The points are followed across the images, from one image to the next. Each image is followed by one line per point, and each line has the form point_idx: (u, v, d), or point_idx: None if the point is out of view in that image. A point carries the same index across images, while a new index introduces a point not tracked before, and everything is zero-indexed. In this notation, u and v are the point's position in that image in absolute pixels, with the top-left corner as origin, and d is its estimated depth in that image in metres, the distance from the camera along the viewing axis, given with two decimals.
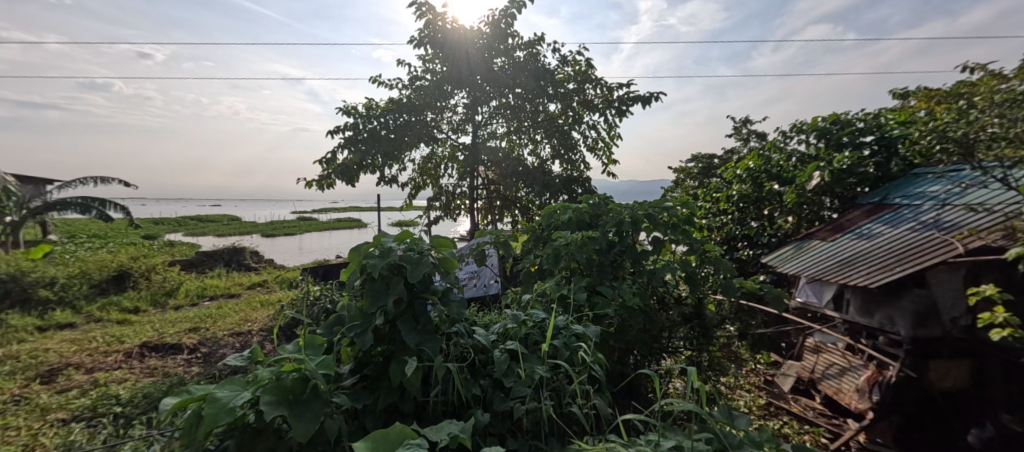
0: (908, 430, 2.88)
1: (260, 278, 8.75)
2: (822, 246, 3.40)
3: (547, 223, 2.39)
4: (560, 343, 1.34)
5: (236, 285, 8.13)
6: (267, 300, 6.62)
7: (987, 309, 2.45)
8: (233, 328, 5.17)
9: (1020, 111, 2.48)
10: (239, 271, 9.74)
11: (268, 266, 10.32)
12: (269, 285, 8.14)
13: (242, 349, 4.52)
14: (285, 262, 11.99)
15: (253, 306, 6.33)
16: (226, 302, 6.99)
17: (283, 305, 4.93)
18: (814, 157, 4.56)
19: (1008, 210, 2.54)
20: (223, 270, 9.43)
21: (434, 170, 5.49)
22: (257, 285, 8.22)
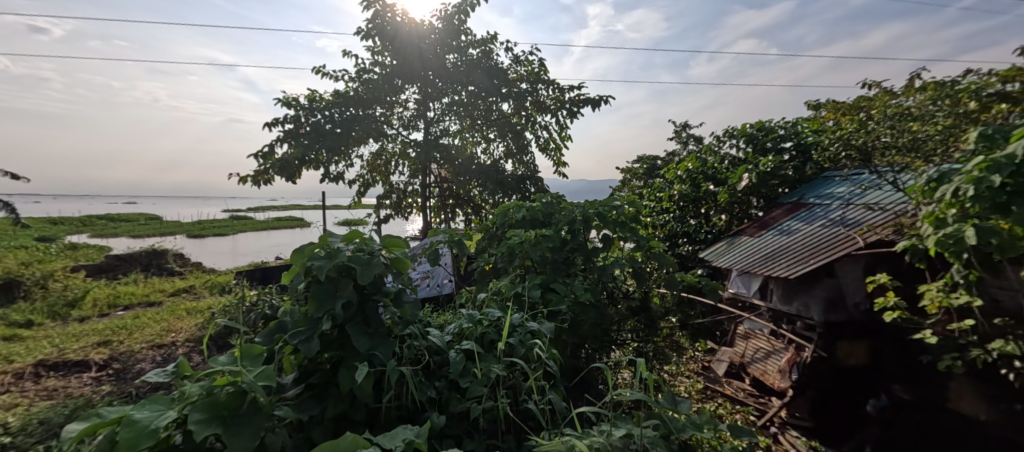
0: (821, 406, 3.30)
1: (185, 283, 8.07)
2: (749, 241, 3.68)
3: (501, 221, 2.39)
4: (516, 341, 1.34)
5: (157, 292, 7.44)
6: (194, 308, 6.10)
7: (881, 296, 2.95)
8: (153, 340, 4.71)
9: (906, 125, 2.97)
10: (160, 277, 8.90)
11: (196, 270, 9.56)
12: (196, 291, 7.53)
13: (164, 364, 4.14)
14: (216, 264, 11.15)
15: (177, 315, 5.81)
16: (144, 311, 6.36)
17: (214, 314, 4.59)
18: (744, 161, 4.92)
19: (897, 208, 2.90)
20: (140, 275, 8.58)
21: (384, 168, 5.31)
22: (181, 292, 7.58)
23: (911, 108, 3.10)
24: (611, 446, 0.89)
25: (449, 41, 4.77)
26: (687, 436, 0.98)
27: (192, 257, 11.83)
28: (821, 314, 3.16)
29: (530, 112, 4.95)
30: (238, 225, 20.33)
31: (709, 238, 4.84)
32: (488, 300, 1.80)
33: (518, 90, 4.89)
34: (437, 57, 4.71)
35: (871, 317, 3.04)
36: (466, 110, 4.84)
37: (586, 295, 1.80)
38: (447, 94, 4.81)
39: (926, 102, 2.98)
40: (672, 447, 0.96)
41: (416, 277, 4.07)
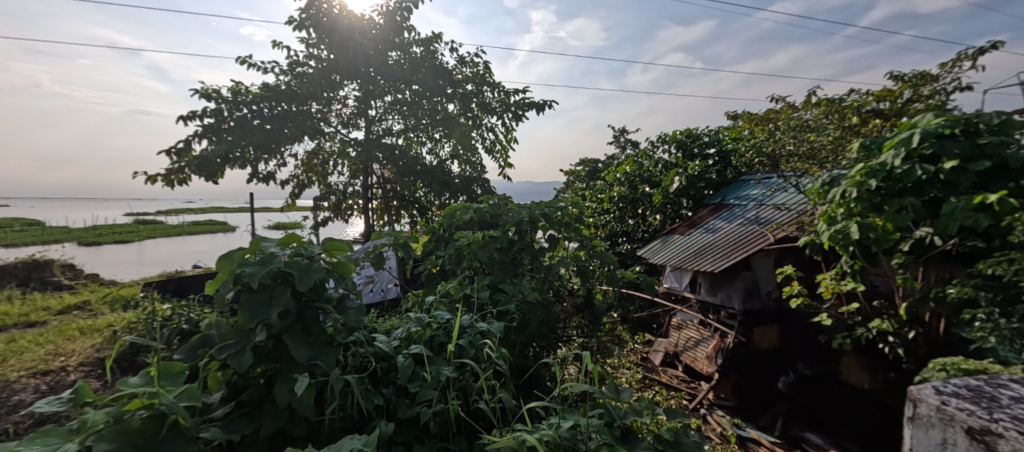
0: (741, 385, 4.03)
1: (78, 299, 7.05)
2: (681, 240, 4.18)
3: (448, 223, 2.36)
4: (467, 341, 1.32)
5: (40, 310, 6.42)
6: (90, 327, 5.33)
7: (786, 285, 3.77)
8: (35, 365, 4.03)
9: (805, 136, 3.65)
10: (44, 292, 7.69)
11: (90, 283, 8.40)
12: (92, 308, 6.59)
13: (49, 391, 3.56)
14: (116, 276, 9.87)
15: (68, 335, 5.04)
16: (22, 332, 5.45)
17: (114, 330, 4.03)
18: (674, 165, 5.23)
19: (799, 209, 3.54)
20: (17, 291, 7.37)
21: (320, 168, 5.04)
22: (71, 309, 6.62)
23: (809, 121, 3.74)
24: (559, 440, 0.90)
25: (391, 38, 4.63)
26: (629, 423, 1.02)
27: (86, 268, 10.39)
28: (742, 303, 3.92)
29: (476, 113, 4.90)
30: (146, 231, 18.24)
31: (646, 237, 5.17)
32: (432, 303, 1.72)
33: (462, 90, 4.85)
34: (379, 53, 4.56)
35: (779, 304, 3.87)
36: (410, 110, 4.73)
37: (533, 293, 1.82)
38: (389, 92, 4.67)
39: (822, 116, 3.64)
40: (615, 434, 1.00)
41: (360, 282, 3.99)
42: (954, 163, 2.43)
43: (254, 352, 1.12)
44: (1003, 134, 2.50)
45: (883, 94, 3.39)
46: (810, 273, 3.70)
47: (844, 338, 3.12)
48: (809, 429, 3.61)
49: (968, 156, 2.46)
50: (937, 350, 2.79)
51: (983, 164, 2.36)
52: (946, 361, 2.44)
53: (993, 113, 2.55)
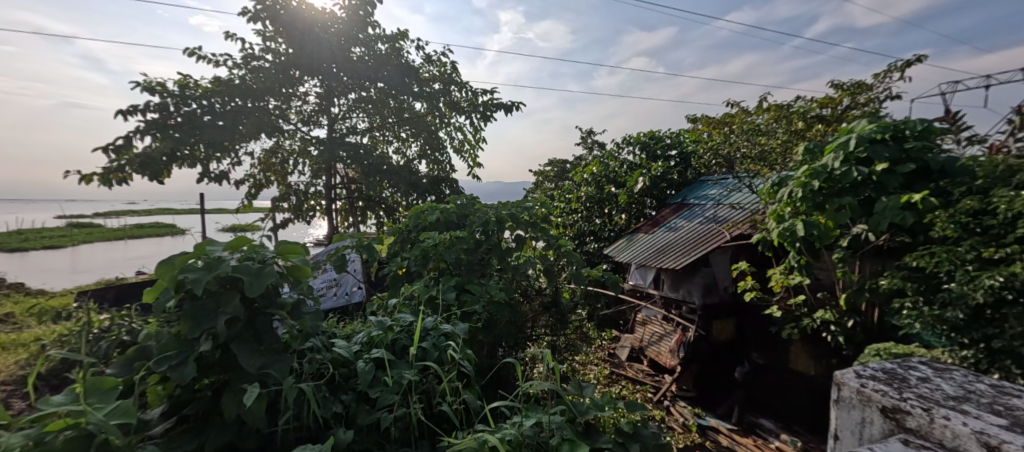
0: (700, 376, 4.33)
1: (3, 311, 6.40)
2: (645, 238, 4.44)
3: (415, 224, 2.32)
4: (430, 344, 1.30)
5: None
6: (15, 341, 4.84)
7: (740, 280, 4.12)
8: None
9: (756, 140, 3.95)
10: None
11: (17, 293, 7.64)
12: (18, 319, 5.98)
13: None
14: (49, 284, 9.03)
15: None
16: None
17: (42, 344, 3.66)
18: (639, 166, 5.37)
19: (752, 208, 3.86)
20: None
21: (278, 167, 4.82)
22: None
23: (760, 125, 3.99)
24: (522, 439, 0.90)
25: (354, 33, 4.50)
26: (590, 419, 1.03)
27: (13, 276, 9.45)
28: (701, 298, 4.21)
29: (444, 112, 4.83)
30: (82, 233, 16.79)
31: (613, 236, 5.40)
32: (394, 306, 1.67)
33: (428, 88, 4.76)
34: (341, 49, 4.42)
35: (735, 298, 4.22)
36: (375, 108, 4.65)
37: (500, 294, 1.82)
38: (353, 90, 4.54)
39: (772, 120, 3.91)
40: (576, 430, 1.01)
41: (322, 286, 3.90)
42: (885, 165, 2.64)
43: (199, 363, 1.06)
44: (928, 139, 2.74)
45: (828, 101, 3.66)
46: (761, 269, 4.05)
47: (793, 328, 3.36)
48: (760, 415, 3.96)
49: (897, 159, 2.69)
50: (872, 336, 3.04)
51: (909, 167, 2.58)
52: (880, 347, 2.69)
53: (918, 120, 2.80)
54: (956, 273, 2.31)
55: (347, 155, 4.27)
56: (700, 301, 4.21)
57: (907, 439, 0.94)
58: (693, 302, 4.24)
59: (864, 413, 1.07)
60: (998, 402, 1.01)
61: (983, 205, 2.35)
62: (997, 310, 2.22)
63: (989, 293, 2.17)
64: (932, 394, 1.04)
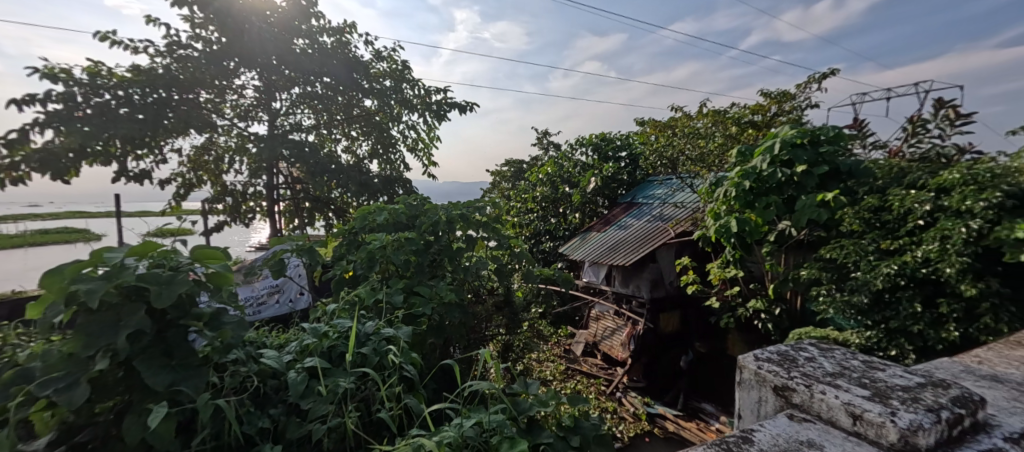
0: (649, 366, 4.58)
1: None
2: (598, 237, 4.76)
3: (361, 225, 2.23)
4: (370, 349, 1.25)
5: None
6: None
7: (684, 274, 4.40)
8: None
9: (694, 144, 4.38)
10: None
11: None
12: None
13: None
14: None
15: None
16: None
17: None
18: (591, 166, 5.80)
19: (693, 206, 4.22)
20: None
21: (212, 165, 4.43)
22: None
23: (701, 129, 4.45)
24: (461, 440, 0.89)
25: (295, 24, 4.24)
26: (534, 414, 1.04)
27: None
28: (650, 292, 4.45)
29: (395, 110, 4.62)
30: None
31: (568, 235, 5.66)
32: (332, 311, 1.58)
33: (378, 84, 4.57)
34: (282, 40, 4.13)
35: (679, 291, 4.50)
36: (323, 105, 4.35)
37: (450, 295, 1.78)
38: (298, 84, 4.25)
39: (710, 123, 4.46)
40: (517, 427, 1.01)
41: (263, 292, 3.96)
42: (804, 167, 2.89)
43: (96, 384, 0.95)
44: (839, 142, 2.98)
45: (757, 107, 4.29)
46: (702, 263, 4.35)
47: (730, 318, 3.65)
48: (703, 400, 4.27)
49: (814, 162, 2.95)
50: (796, 321, 3.34)
51: (824, 169, 2.84)
52: (801, 332, 3.01)
53: (832, 126, 3.02)
54: (861, 263, 2.65)
55: (290, 153, 3.96)
56: (648, 295, 4.46)
57: (792, 414, 0.90)
58: (642, 297, 4.47)
59: (764, 394, 1.00)
60: (881, 376, 0.94)
61: (881, 202, 2.73)
62: (893, 294, 2.60)
63: (887, 279, 2.52)
64: (825, 370, 0.97)
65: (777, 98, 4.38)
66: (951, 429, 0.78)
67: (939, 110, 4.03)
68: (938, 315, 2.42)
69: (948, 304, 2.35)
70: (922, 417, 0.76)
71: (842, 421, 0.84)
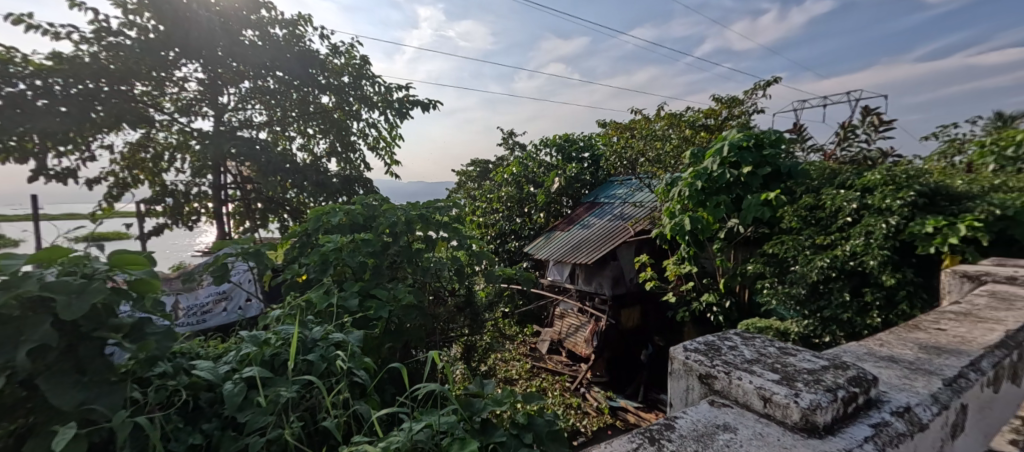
0: (612, 363, 4.75)
1: None
2: (562, 237, 4.97)
3: (315, 227, 2.13)
4: (317, 355, 1.18)
5: None
6: None
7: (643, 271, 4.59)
8: None
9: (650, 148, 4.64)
10: None
11: None
12: None
13: None
14: None
15: None
16: None
17: None
18: (555, 166, 6.01)
19: (651, 206, 4.47)
20: None
21: (149, 164, 3.86)
22: None
23: (658, 132, 4.68)
24: (410, 444, 0.86)
25: (243, 15, 3.81)
26: (486, 415, 1.03)
27: None
28: (611, 289, 4.61)
29: (355, 106, 4.16)
30: None
31: (533, 234, 5.84)
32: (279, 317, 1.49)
33: (338, 79, 4.15)
34: (226, 30, 3.64)
35: (639, 288, 4.67)
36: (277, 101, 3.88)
37: (408, 297, 1.73)
38: (250, 79, 3.76)
39: (666, 127, 4.73)
40: (469, 428, 1.00)
41: (209, 299, 3.74)
42: (750, 168, 3.09)
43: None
44: (780, 147, 3.21)
45: (710, 112, 4.57)
46: (660, 260, 4.55)
47: (685, 312, 3.83)
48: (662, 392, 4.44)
49: (757, 163, 3.16)
50: (745, 313, 3.57)
51: (766, 169, 3.07)
52: (749, 323, 3.21)
53: (773, 131, 3.25)
54: (798, 257, 2.90)
55: (238, 151, 3.39)
56: (610, 292, 4.62)
57: (712, 400, 0.80)
58: (604, 294, 4.64)
59: (685, 382, 0.90)
60: (793, 359, 0.86)
61: (816, 201, 2.95)
62: (826, 285, 2.81)
63: (821, 272, 2.76)
64: (743, 355, 0.88)
65: (728, 103, 4.64)
66: (848, 408, 0.72)
67: (867, 117, 4.42)
68: (864, 303, 2.64)
69: (872, 292, 2.58)
70: (822, 396, 0.70)
71: (755, 404, 0.76)
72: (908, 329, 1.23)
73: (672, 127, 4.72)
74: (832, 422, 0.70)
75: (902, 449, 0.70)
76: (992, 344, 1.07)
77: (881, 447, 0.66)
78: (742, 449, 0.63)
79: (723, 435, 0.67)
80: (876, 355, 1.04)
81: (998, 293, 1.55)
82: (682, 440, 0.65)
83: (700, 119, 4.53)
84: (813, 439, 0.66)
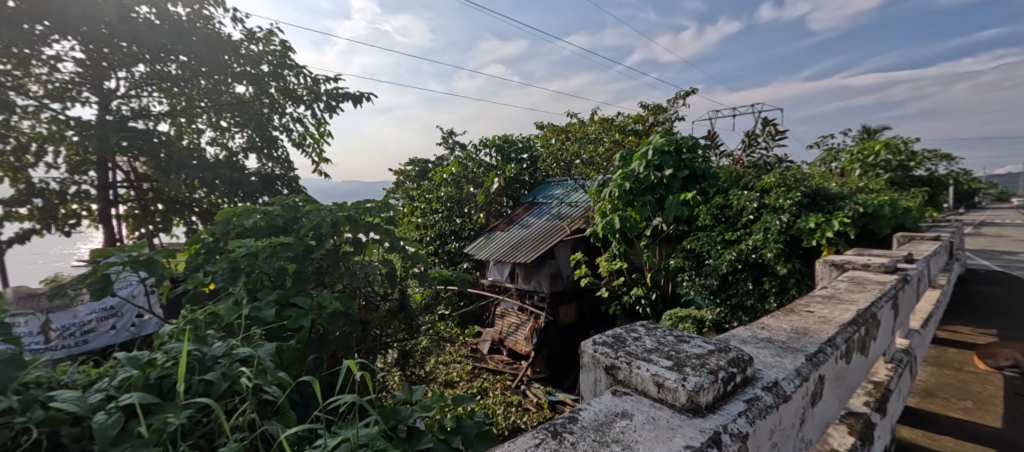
0: (551, 358, 4.89)
1: None
2: (501, 237, 5.03)
3: (223, 231, 1.91)
4: (218, 373, 0.93)
5: None
6: None
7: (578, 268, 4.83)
8: None
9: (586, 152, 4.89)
10: None
11: None
12: None
13: None
14: None
15: None
16: None
17: None
18: (496, 167, 6.13)
19: (585, 206, 4.71)
20: None
21: (11, 159, 3.13)
22: None
23: (592, 134, 4.92)
24: None
25: None
26: (414, 422, 0.99)
27: None
28: (548, 287, 4.79)
29: (277, 101, 3.73)
30: None
31: (473, 234, 5.80)
32: (171, 333, 1.28)
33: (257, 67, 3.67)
34: (114, 4, 3.08)
35: (575, 285, 4.92)
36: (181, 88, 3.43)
37: (333, 304, 1.62)
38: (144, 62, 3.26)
39: (598, 129, 4.98)
40: (395, 438, 0.95)
41: (92, 317, 3.25)
42: (671, 171, 3.31)
43: None
44: (696, 151, 3.44)
45: (639, 117, 4.87)
46: (593, 258, 4.82)
47: (617, 305, 4.05)
48: None
49: (678, 167, 3.36)
50: (669, 304, 3.84)
51: (685, 173, 3.30)
52: (674, 313, 3.45)
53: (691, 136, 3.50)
54: (712, 252, 3.21)
55: (129, 144, 2.92)
56: (548, 289, 4.79)
57: (615, 390, 0.85)
58: (542, 291, 4.79)
59: (594, 374, 0.94)
60: (685, 346, 0.93)
61: (725, 200, 3.27)
62: (734, 276, 3.14)
63: (730, 264, 3.10)
64: (644, 345, 0.94)
65: (653, 110, 4.96)
66: (727, 386, 0.80)
67: (766, 127, 4.98)
68: (764, 290, 3.01)
69: (769, 281, 2.95)
70: (705, 379, 0.76)
71: (651, 390, 0.81)
72: (785, 313, 1.40)
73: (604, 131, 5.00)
74: (713, 401, 0.77)
75: (768, 420, 0.79)
76: (845, 322, 1.25)
77: (751, 420, 0.74)
78: (635, 434, 0.68)
79: (620, 423, 0.71)
80: (757, 337, 1.16)
81: (856, 279, 1.82)
82: (582, 431, 0.67)
83: (631, 124, 4.84)
84: (696, 418, 0.72)
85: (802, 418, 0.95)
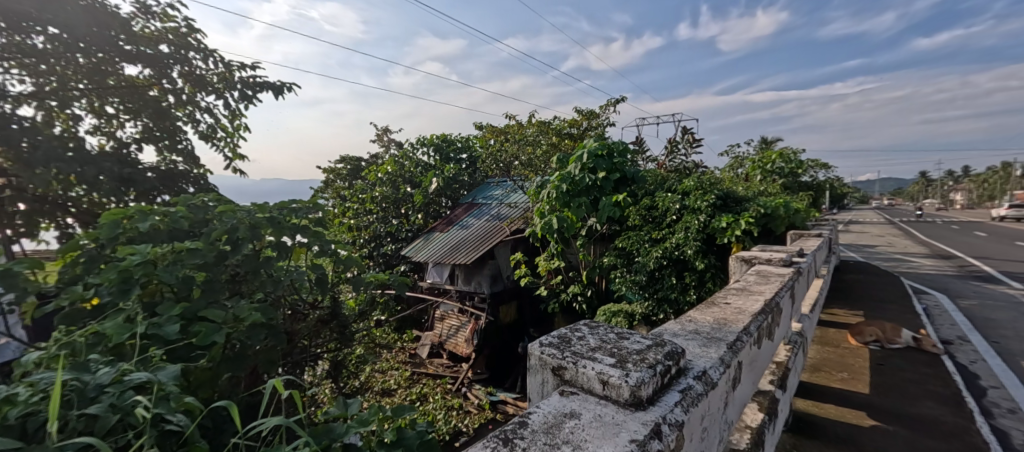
0: (492, 358, 4.87)
1: None
2: (441, 238, 4.94)
3: (110, 236, 1.64)
4: (104, 406, 0.78)
5: None
6: None
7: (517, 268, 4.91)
8: None
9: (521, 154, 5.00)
10: None
11: None
12: None
13: None
14: None
15: None
16: None
17: None
18: (433, 166, 6.00)
19: (523, 206, 4.78)
20: None
21: None
22: None
23: (528, 135, 5.12)
24: None
25: None
26: (349, 439, 0.91)
27: None
28: (489, 286, 4.78)
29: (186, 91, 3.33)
30: None
31: (409, 235, 5.67)
32: (39, 360, 1.05)
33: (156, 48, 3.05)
34: None
35: (515, 285, 5.02)
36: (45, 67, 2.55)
37: (252, 314, 1.47)
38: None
39: (535, 132, 5.09)
40: None
41: None
42: (604, 173, 3.44)
43: None
44: (626, 154, 3.59)
45: (573, 121, 5.03)
46: (533, 258, 4.93)
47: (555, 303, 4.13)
48: None
49: (610, 169, 3.52)
50: (603, 300, 3.98)
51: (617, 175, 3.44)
52: (609, 309, 3.56)
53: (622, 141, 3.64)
54: (642, 249, 3.37)
55: None
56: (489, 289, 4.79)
57: (562, 390, 0.84)
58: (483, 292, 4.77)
59: (541, 376, 0.93)
60: (626, 342, 0.95)
61: (652, 202, 3.44)
62: (660, 271, 3.33)
63: (656, 261, 3.29)
64: (588, 344, 0.94)
65: (586, 115, 5.14)
66: (664, 379, 0.82)
67: (685, 134, 5.38)
68: (685, 284, 3.23)
69: (690, 275, 3.18)
70: (645, 373, 0.78)
71: (597, 387, 0.82)
72: (706, 305, 1.48)
73: (540, 133, 5.11)
74: (652, 393, 0.79)
75: (700, 407, 0.83)
76: (756, 312, 1.36)
77: (686, 408, 0.78)
78: (584, 433, 0.67)
79: (568, 423, 0.70)
80: (685, 330, 1.23)
81: (762, 272, 1.99)
82: (532, 435, 0.65)
83: (566, 127, 4.98)
84: (638, 412, 0.74)
85: (725, 401, 1.00)
